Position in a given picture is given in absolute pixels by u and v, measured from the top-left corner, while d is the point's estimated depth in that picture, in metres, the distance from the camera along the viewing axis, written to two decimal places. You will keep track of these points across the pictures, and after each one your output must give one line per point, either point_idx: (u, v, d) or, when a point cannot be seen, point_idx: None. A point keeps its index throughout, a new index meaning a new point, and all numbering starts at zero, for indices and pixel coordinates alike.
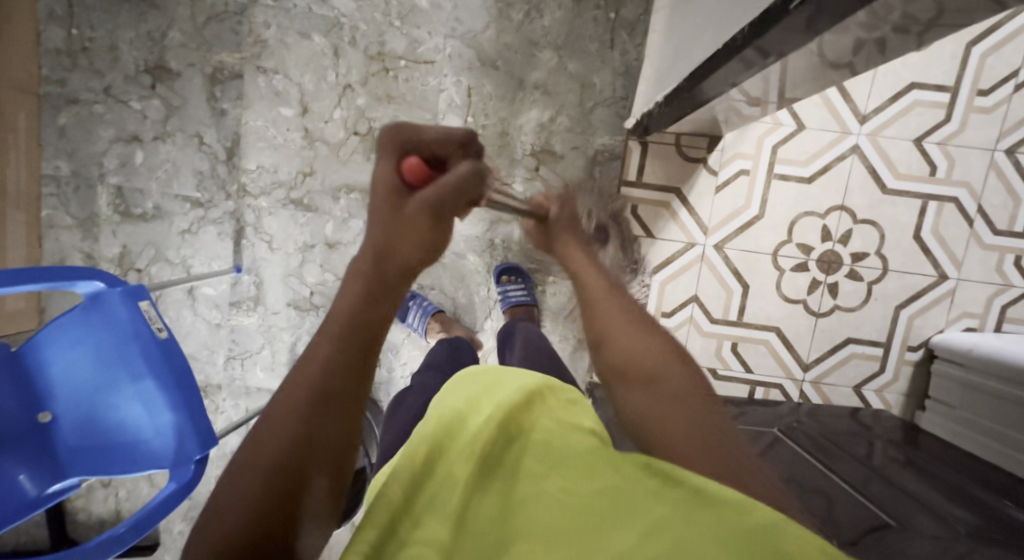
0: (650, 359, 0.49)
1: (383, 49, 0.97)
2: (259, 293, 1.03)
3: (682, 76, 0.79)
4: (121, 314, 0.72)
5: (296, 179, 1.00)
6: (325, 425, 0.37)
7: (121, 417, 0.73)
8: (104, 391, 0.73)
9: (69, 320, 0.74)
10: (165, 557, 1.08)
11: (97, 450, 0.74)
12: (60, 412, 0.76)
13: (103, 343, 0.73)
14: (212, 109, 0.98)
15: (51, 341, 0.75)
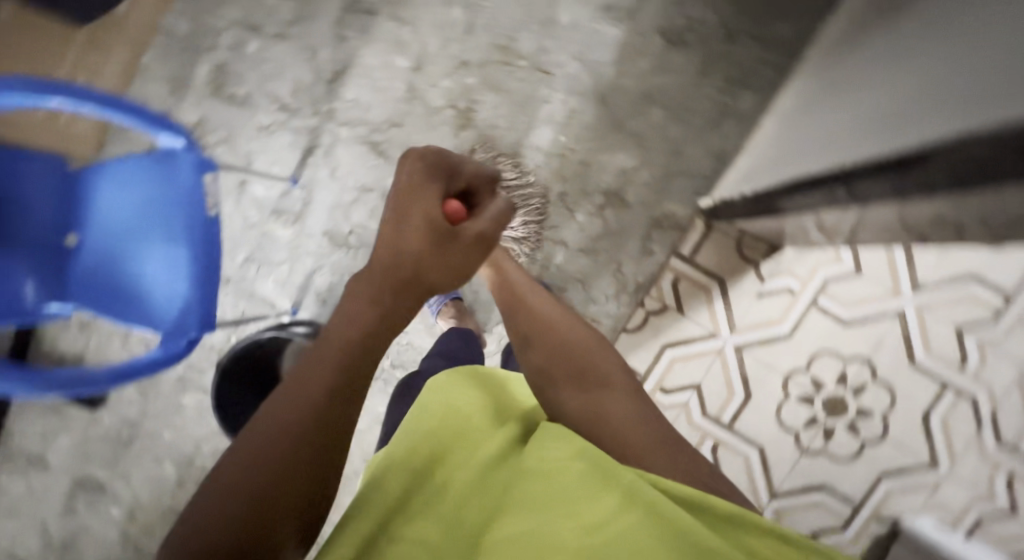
0: (588, 357, 0.45)
1: (511, 43, 1.01)
2: (303, 212, 1.04)
3: (777, 179, 0.80)
4: (184, 177, 0.73)
5: (382, 124, 1.03)
6: (312, 452, 0.35)
7: (143, 271, 0.74)
8: (138, 240, 0.74)
9: (134, 164, 0.75)
10: (104, 418, 1.07)
11: (106, 290, 0.75)
12: (88, 243, 0.76)
13: (157, 197, 0.74)
14: (336, 31, 1.02)
15: (110, 175, 0.76)
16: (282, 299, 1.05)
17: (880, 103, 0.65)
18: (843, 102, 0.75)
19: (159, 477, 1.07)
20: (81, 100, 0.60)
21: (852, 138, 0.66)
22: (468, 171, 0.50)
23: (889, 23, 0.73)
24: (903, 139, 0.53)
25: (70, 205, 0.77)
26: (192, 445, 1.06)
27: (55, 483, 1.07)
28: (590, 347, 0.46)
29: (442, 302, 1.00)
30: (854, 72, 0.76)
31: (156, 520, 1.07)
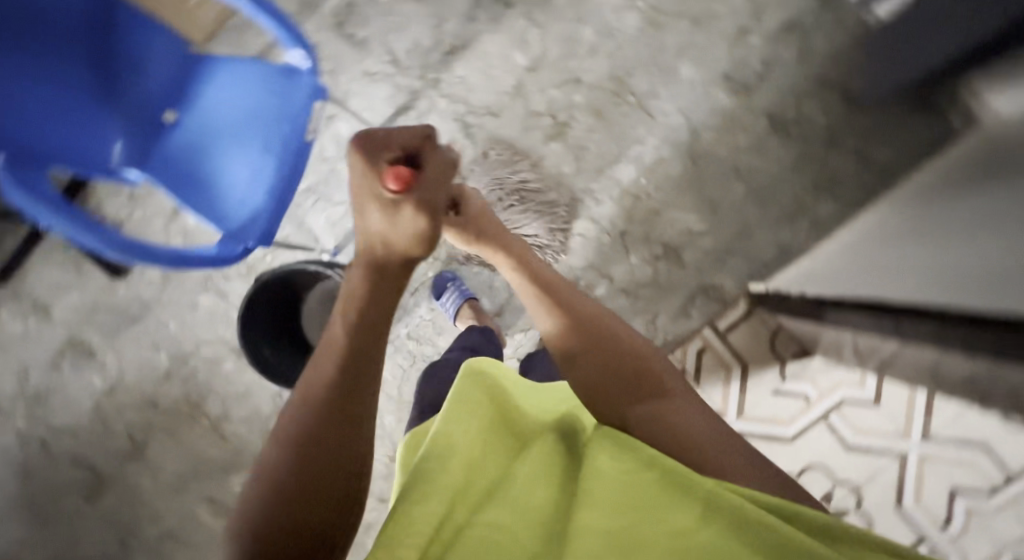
0: (634, 365, 0.49)
1: (627, 77, 1.02)
2: None
3: (841, 292, 0.83)
4: (298, 100, 0.75)
5: (480, 109, 1.04)
6: (344, 429, 0.40)
7: (229, 170, 0.75)
8: (231, 138, 0.75)
9: (256, 69, 0.76)
10: (119, 290, 1.06)
11: (187, 174, 0.75)
12: (183, 124, 0.76)
13: (268, 108, 0.76)
14: (468, 8, 1.03)
15: (230, 70, 0.77)
16: (328, 239, 1.07)
17: (944, 257, 0.69)
18: (907, 245, 0.79)
19: (150, 364, 1.07)
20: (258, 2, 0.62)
21: (918, 283, 0.70)
22: (400, 137, 0.48)
23: (965, 187, 0.79)
24: (974, 301, 0.56)
25: (180, 81, 0.77)
26: (193, 345, 1.06)
27: (50, 335, 1.06)
28: (630, 353, 0.50)
29: (458, 303, 0.99)
30: (923, 222, 0.81)
31: (132, 403, 1.06)
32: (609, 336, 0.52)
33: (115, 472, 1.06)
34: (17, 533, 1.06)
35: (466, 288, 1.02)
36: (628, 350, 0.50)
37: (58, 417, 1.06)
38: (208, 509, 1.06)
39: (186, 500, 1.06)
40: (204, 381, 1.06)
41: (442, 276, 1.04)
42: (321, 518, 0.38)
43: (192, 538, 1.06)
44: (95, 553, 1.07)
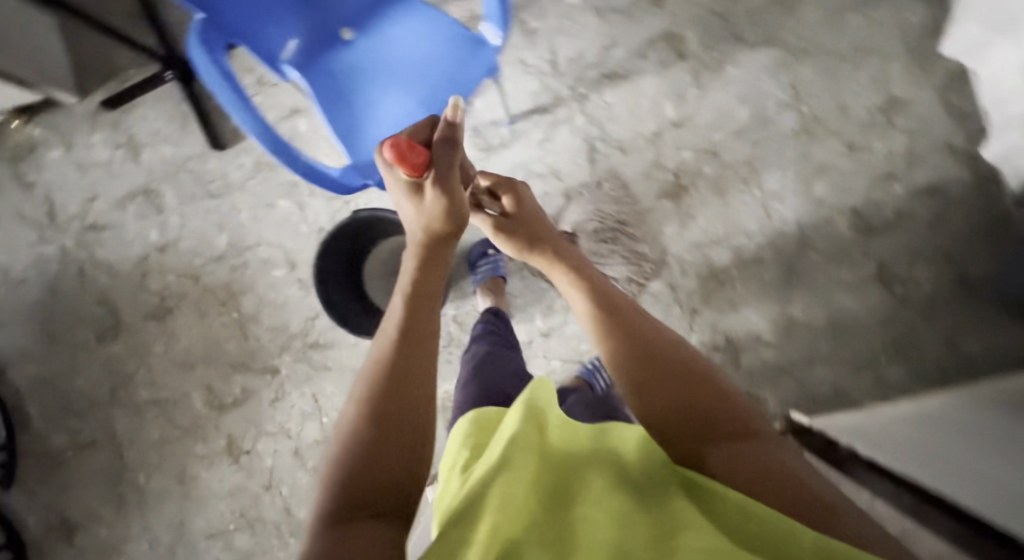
0: (693, 393, 0.42)
1: (762, 171, 1.01)
2: (494, 150, 1.05)
3: (869, 450, 0.77)
4: (468, 67, 0.75)
5: (612, 141, 1.03)
6: (397, 401, 0.42)
7: (377, 106, 0.75)
8: (393, 78, 0.76)
9: (448, 26, 0.76)
10: (209, 162, 1.07)
11: (338, 92, 0.76)
12: (356, 44, 0.77)
13: (439, 66, 0.76)
14: (642, 44, 1.02)
15: (424, 16, 0.77)
16: None
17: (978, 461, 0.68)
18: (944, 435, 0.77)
19: (208, 241, 1.07)
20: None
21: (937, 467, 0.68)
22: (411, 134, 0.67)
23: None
24: (992, 508, 0.55)
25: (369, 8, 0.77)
26: (254, 240, 1.07)
27: (130, 175, 1.07)
28: (682, 375, 0.43)
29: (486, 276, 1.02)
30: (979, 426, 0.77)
31: (176, 270, 1.07)
32: (662, 358, 0.45)
33: (134, 325, 1.07)
34: (24, 340, 1.08)
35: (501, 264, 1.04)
36: (679, 374, 0.43)
37: (104, 253, 1.07)
38: (203, 396, 1.07)
39: (186, 379, 1.07)
40: (251, 278, 1.07)
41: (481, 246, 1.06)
42: (376, 495, 0.37)
43: (176, 416, 1.07)
44: (84, 390, 1.07)
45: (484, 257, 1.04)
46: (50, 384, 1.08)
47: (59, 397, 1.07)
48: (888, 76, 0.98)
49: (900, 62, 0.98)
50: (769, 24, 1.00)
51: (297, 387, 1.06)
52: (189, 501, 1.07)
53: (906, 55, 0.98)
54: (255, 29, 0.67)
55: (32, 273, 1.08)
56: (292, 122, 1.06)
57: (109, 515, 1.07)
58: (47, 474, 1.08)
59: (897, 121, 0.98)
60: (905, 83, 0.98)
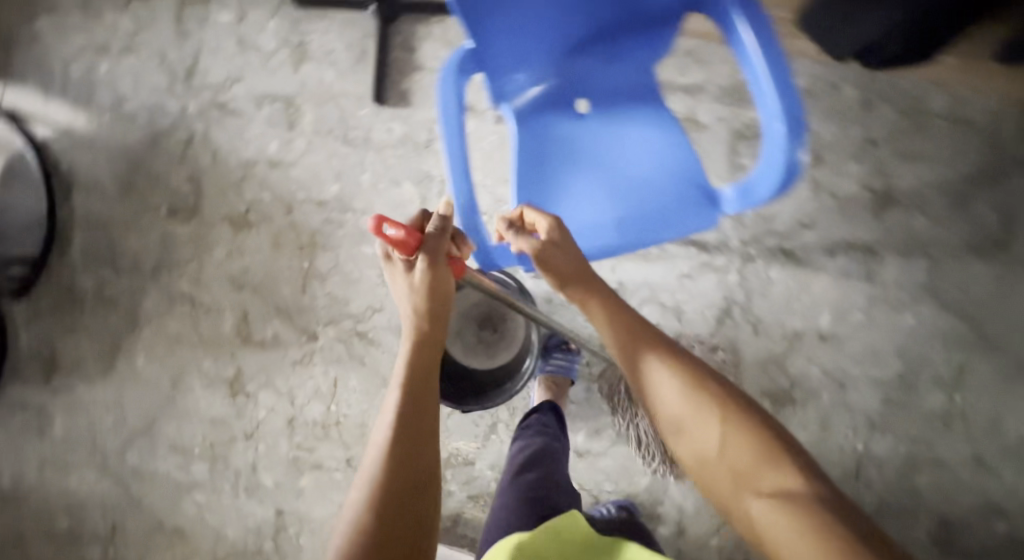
0: (716, 452, 0.36)
1: (878, 433, 0.91)
2: (633, 255, 0.97)
3: None
4: (681, 214, 0.64)
5: (750, 315, 0.95)
6: (394, 498, 0.43)
7: (569, 195, 0.67)
8: (599, 178, 0.67)
9: (691, 165, 0.66)
10: (361, 109, 0.99)
11: (543, 158, 0.67)
12: (588, 120, 0.68)
13: (657, 197, 0.65)
14: (835, 242, 0.92)
15: (673, 138, 0.67)
16: None
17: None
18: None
19: (318, 181, 1.00)
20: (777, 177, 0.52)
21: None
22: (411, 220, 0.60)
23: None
24: None
25: (621, 93, 0.68)
26: (360, 206, 0.99)
27: (282, 79, 1.00)
28: (698, 432, 0.38)
29: (554, 370, 0.95)
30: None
31: (274, 192, 1.01)
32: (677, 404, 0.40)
33: (209, 219, 1.02)
34: (105, 174, 1.04)
35: (574, 365, 0.97)
36: (696, 430, 0.38)
37: (220, 137, 1.01)
38: (234, 320, 1.02)
39: (228, 296, 1.02)
40: (338, 239, 1.00)
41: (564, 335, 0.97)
42: None
43: (201, 323, 1.02)
44: (132, 250, 1.03)
45: (561, 349, 0.97)
46: (108, 227, 1.04)
47: (107, 243, 1.03)
48: None
49: None
50: (976, 299, 0.89)
51: (325, 363, 1.01)
52: (168, 404, 1.03)
53: None
54: (507, 67, 0.62)
55: (146, 117, 1.03)
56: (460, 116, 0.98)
57: (92, 373, 1.04)
58: (58, 305, 1.04)
59: None
60: None
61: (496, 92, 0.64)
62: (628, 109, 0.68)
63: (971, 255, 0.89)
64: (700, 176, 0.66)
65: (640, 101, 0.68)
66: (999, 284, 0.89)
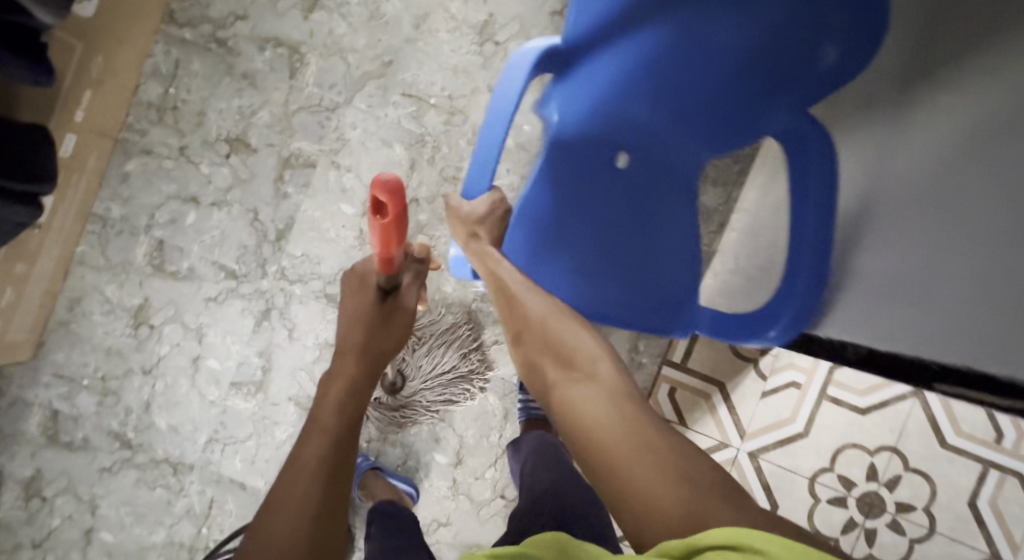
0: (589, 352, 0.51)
1: (459, 173, 0.96)
2: (264, 380, 0.96)
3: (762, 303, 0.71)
4: (657, 281, 0.63)
5: (337, 275, 0.96)
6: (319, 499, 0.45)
7: (587, 252, 0.63)
8: (634, 249, 0.63)
9: (659, 287, 0.62)
10: None
11: (580, 236, 0.63)
12: (622, 177, 0.64)
13: (670, 285, 0.63)
14: (276, 189, 0.96)
15: (674, 244, 0.64)
16: (255, 478, 0.96)
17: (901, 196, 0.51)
18: (858, 205, 0.56)
19: None
20: (774, 322, 0.55)
21: (914, 292, 0.47)
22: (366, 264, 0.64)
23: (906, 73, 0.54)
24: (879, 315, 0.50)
25: (680, 181, 0.65)
26: None
27: None
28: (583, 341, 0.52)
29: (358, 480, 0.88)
30: (862, 158, 0.58)
31: None
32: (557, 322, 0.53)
33: None
34: None
35: (366, 458, 0.93)
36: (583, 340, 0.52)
37: None
38: None
39: None
40: None
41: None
42: None
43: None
44: None
45: None
46: None
47: None
48: (459, 15, 0.95)
49: None
50: (342, 76, 0.96)
51: None
52: None
53: None
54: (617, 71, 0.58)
55: None
56: (96, 541, 0.95)
57: None
58: None
59: (501, 36, 0.94)
60: (475, 10, 0.94)
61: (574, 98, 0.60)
62: (657, 202, 0.64)
63: (299, 75, 0.96)
64: (686, 271, 0.63)
65: (663, 185, 0.65)
66: (329, 56, 0.95)
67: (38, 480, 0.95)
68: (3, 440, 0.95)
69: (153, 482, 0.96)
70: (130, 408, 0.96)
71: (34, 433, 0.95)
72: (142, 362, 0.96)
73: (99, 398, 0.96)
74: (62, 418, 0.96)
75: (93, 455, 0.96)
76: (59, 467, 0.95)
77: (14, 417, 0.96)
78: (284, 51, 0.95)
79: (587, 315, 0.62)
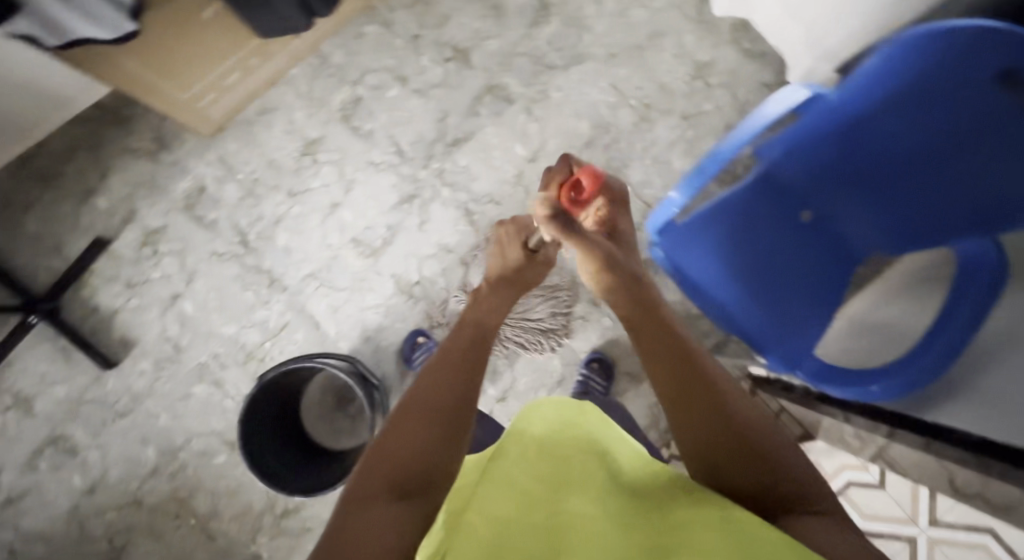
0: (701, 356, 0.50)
1: (622, 168, 1.07)
2: (380, 249, 1.07)
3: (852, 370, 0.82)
4: (790, 319, 0.74)
5: (483, 198, 1.07)
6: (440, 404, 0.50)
7: (743, 270, 0.74)
8: (778, 286, 0.75)
9: (791, 320, 0.74)
10: (106, 380, 1.02)
11: (747, 253, 0.75)
12: (801, 227, 0.77)
13: (801, 331, 0.73)
14: (472, 105, 1.08)
15: (815, 295, 0.75)
16: (330, 325, 1.05)
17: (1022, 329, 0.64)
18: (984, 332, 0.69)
19: (136, 459, 1.01)
20: (886, 379, 0.64)
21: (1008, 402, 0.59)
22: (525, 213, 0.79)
23: None
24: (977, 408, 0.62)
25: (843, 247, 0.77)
26: (184, 438, 1.02)
27: (31, 432, 1.00)
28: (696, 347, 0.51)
29: None
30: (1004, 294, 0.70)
31: (114, 505, 1.00)
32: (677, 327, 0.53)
33: None
34: None
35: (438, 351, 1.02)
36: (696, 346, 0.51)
37: (31, 523, 0.99)
38: None
39: None
40: (195, 477, 1.02)
41: (411, 336, 1.04)
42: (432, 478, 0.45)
43: None
44: None
45: (416, 347, 1.02)
46: None
47: None
48: (687, 48, 1.08)
49: (691, 33, 1.08)
50: (571, 47, 1.09)
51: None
52: None
53: (692, 26, 1.08)
54: (826, 145, 0.70)
55: None
56: (177, 307, 1.05)
57: None
58: None
59: (712, 80, 1.07)
60: (703, 50, 1.07)
61: (790, 157, 0.73)
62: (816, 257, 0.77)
63: (538, 28, 1.09)
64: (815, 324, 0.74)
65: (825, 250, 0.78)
66: (570, 26, 1.09)
67: (160, 234, 1.05)
68: (150, 187, 1.06)
69: (247, 284, 1.06)
70: (262, 216, 1.07)
71: (177, 195, 1.06)
72: (293, 184, 1.07)
73: (242, 195, 1.07)
74: (205, 195, 1.06)
75: (213, 237, 1.06)
76: (181, 233, 1.06)
77: (168, 173, 1.06)
78: (536, 4, 1.09)
79: (723, 318, 0.72)
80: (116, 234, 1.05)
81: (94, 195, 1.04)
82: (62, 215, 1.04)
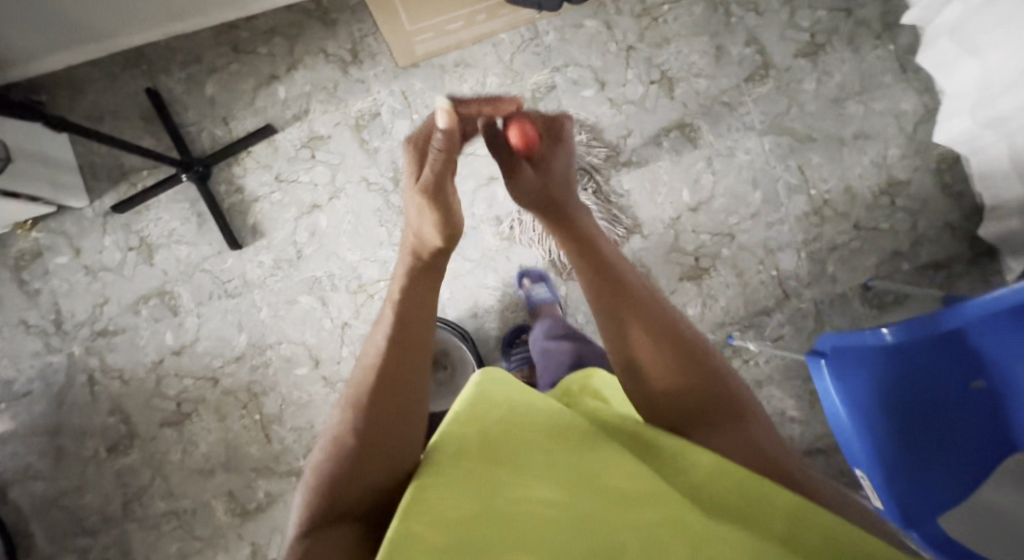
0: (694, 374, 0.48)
1: (777, 250, 1.05)
2: (517, 237, 1.06)
3: None
4: (916, 479, 0.73)
5: (633, 226, 1.06)
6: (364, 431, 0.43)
7: (887, 414, 0.74)
8: (919, 441, 0.74)
9: (919, 481, 0.73)
10: (226, 259, 1.05)
11: (901, 402, 0.73)
12: (968, 396, 0.73)
13: (923, 491, 0.73)
14: (658, 134, 1.06)
15: (948, 465, 0.74)
16: (445, 288, 1.06)
17: None
18: None
19: (227, 341, 1.04)
20: None
21: None
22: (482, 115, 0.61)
23: None
24: None
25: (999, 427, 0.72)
26: (275, 338, 1.05)
27: (145, 278, 1.04)
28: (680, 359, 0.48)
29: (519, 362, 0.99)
30: None
31: (192, 374, 1.04)
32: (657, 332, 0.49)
33: (149, 435, 1.03)
34: (30, 455, 1.03)
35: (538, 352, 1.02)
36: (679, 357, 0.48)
37: (116, 359, 1.03)
38: (224, 503, 1.02)
39: (205, 485, 1.03)
40: (272, 378, 1.04)
41: (515, 330, 1.05)
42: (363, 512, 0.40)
43: (194, 527, 1.02)
44: (92, 505, 1.02)
45: (517, 344, 1.04)
46: (58, 502, 1.02)
47: (69, 514, 1.02)
48: (888, 161, 1.04)
49: (898, 148, 1.04)
50: (775, 115, 1.06)
51: None
52: None
53: (901, 141, 1.04)
54: None
55: (40, 384, 1.03)
56: (312, 216, 1.06)
57: None
58: None
59: (899, 201, 1.04)
60: (902, 168, 1.04)
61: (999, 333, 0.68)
62: (965, 434, 0.73)
63: (751, 85, 1.06)
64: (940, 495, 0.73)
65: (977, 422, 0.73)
66: (782, 94, 1.06)
67: (322, 141, 1.06)
68: (330, 95, 1.06)
69: (383, 220, 1.06)
70: None
71: (350, 112, 1.06)
72: None
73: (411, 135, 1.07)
74: (376, 122, 1.07)
75: (369, 164, 1.06)
76: (341, 148, 1.06)
77: (350, 88, 1.06)
78: (758, 61, 1.06)
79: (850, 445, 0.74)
80: (283, 126, 1.06)
81: (277, 82, 1.05)
82: (241, 89, 1.05)
